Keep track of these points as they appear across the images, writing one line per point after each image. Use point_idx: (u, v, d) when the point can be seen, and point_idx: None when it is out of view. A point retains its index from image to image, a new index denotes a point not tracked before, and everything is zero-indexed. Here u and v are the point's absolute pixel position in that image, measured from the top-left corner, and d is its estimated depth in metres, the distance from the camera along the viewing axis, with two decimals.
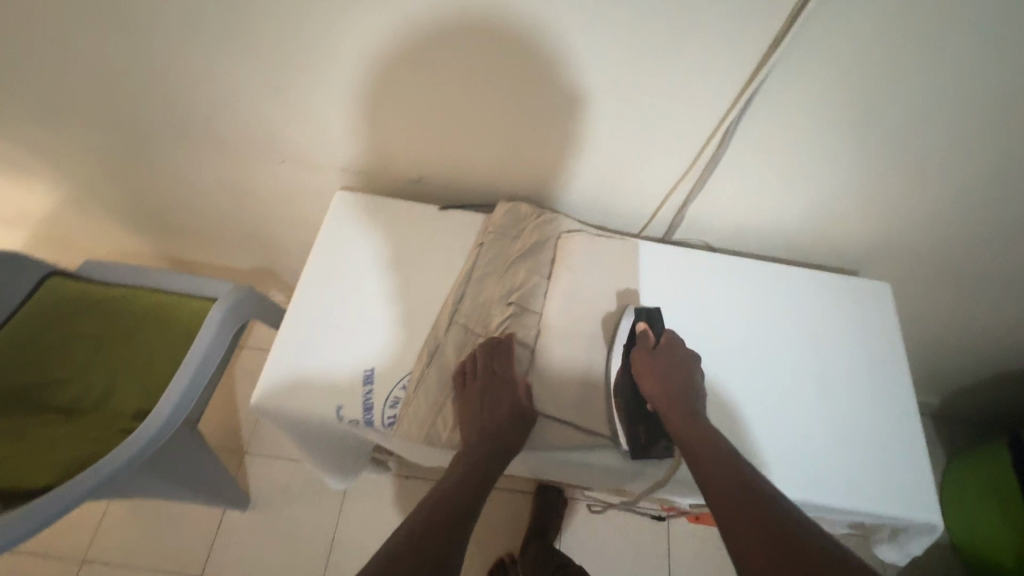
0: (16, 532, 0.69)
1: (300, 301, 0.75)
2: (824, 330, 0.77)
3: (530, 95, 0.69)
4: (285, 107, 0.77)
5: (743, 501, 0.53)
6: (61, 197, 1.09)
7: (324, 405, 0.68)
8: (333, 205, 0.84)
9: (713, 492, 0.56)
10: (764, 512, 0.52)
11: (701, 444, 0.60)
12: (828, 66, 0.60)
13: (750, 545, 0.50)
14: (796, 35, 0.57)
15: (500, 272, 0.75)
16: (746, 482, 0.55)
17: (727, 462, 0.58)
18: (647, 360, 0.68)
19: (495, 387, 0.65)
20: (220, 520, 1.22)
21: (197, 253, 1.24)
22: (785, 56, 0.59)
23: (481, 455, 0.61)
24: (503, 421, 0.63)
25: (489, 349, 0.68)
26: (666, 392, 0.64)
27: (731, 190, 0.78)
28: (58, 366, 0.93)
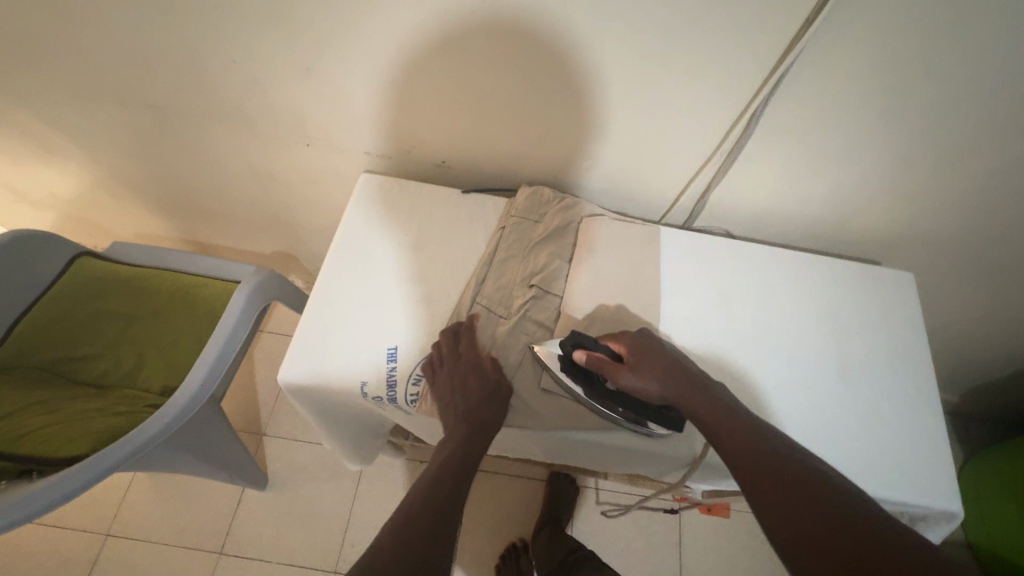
0: (54, 496, 0.71)
1: (325, 281, 0.76)
2: (846, 320, 0.77)
3: (548, 79, 0.69)
4: (312, 91, 0.78)
5: (758, 456, 0.54)
6: (90, 179, 1.11)
7: (347, 382, 0.69)
8: (357, 190, 0.86)
9: (727, 448, 0.56)
10: (780, 467, 0.52)
11: (707, 403, 0.59)
12: (864, 48, 0.58)
13: (769, 501, 0.50)
14: (831, 19, 0.56)
15: (515, 256, 0.75)
16: (758, 437, 0.56)
17: (738, 418, 0.58)
18: (631, 377, 0.62)
19: (461, 368, 0.65)
20: (240, 498, 1.25)
21: (220, 236, 1.26)
22: (818, 40, 0.58)
23: (459, 436, 0.62)
24: (476, 399, 0.64)
25: (451, 335, 0.69)
26: (671, 388, 0.61)
27: (755, 177, 0.78)
28: (87, 342, 0.95)
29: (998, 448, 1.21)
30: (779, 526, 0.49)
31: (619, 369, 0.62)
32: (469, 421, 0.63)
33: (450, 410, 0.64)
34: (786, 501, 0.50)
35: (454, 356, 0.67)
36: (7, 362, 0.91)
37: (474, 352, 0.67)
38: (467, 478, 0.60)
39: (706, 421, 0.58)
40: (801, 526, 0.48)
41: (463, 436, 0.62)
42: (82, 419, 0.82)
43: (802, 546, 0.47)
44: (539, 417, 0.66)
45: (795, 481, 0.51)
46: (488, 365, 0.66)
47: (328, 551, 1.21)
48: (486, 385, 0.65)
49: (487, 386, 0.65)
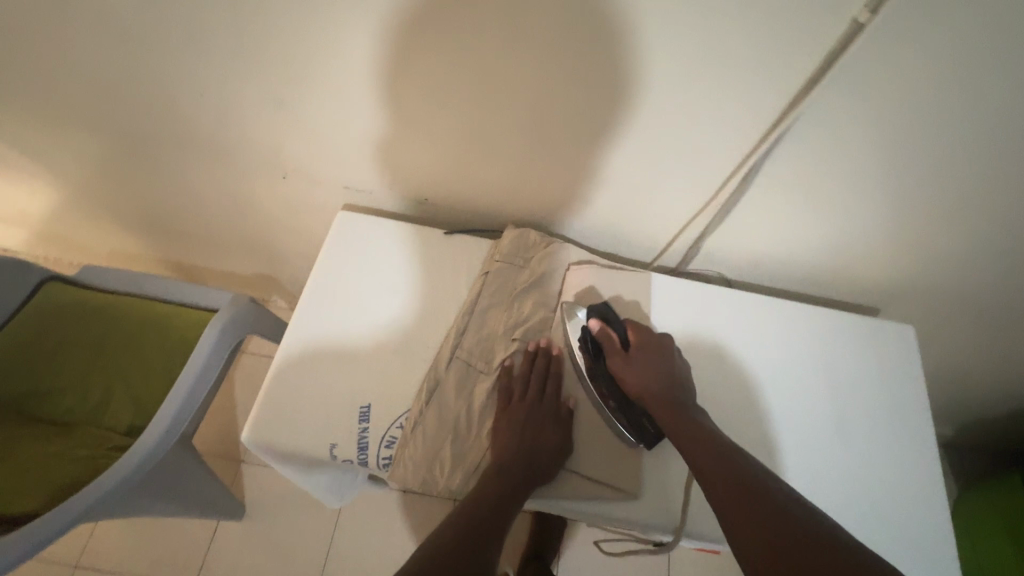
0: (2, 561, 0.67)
1: (297, 326, 0.72)
2: (835, 380, 0.75)
3: (533, 123, 0.66)
4: (289, 124, 0.75)
5: (735, 481, 0.51)
6: (62, 199, 1.07)
7: (317, 442, 0.65)
8: (333, 228, 0.80)
9: (702, 470, 0.53)
10: (760, 494, 0.49)
11: (682, 418, 0.58)
12: (869, 107, 0.55)
13: (745, 523, 0.47)
14: (834, 80, 0.53)
15: (512, 301, 0.71)
16: (737, 460, 0.53)
17: (716, 441, 0.55)
18: (627, 366, 0.62)
19: (542, 410, 0.62)
20: (215, 529, 1.21)
21: (198, 259, 1.22)
22: (818, 101, 0.55)
23: (514, 472, 0.57)
24: (547, 440, 0.60)
25: (542, 371, 0.65)
26: (656, 393, 0.60)
27: (752, 227, 0.74)
28: (49, 376, 0.90)
29: (988, 487, 1.19)
30: (754, 550, 0.45)
31: (614, 355, 0.63)
32: (531, 462, 0.58)
33: (508, 448, 0.59)
34: (760, 526, 0.46)
35: (536, 392, 0.63)
36: None
37: (554, 397, 0.64)
38: (510, 513, 0.55)
39: (684, 444, 0.56)
40: (775, 550, 0.44)
41: (514, 475, 0.57)
42: (39, 468, 0.78)
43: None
44: None
45: (772, 505, 0.48)
46: (564, 415, 0.63)
47: None
48: (558, 432, 0.61)
49: (559, 437, 0.61)
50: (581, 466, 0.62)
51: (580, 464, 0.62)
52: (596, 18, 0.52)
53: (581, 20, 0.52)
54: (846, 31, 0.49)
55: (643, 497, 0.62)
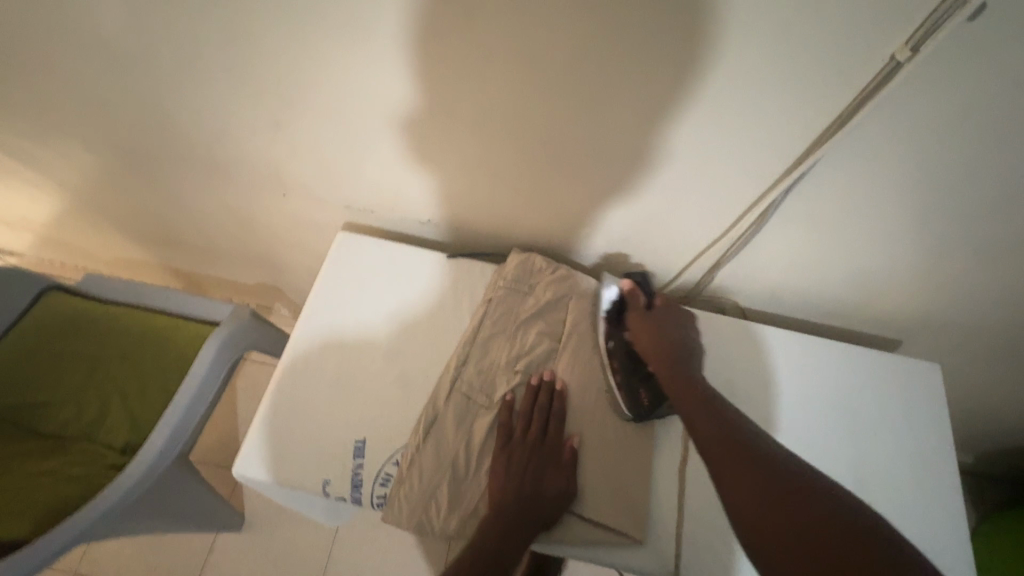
0: None
1: (295, 349, 0.70)
2: (846, 424, 0.72)
3: (542, 147, 0.63)
4: (291, 142, 0.73)
5: (734, 442, 0.50)
6: (67, 207, 1.06)
7: (310, 477, 0.63)
8: (333, 248, 0.77)
9: (697, 429, 0.53)
10: (758, 460, 0.48)
11: (683, 378, 0.59)
12: (904, 144, 0.51)
13: (738, 484, 0.47)
14: (867, 117, 0.49)
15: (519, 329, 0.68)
16: (735, 424, 0.52)
17: (712, 402, 0.55)
18: (642, 324, 0.64)
19: (541, 452, 0.60)
20: (213, 540, 1.20)
21: (201, 268, 1.21)
22: (847, 137, 0.52)
23: (511, 520, 0.55)
24: (546, 483, 0.58)
25: (544, 409, 0.62)
26: (662, 353, 0.61)
27: (770, 258, 0.71)
28: (48, 390, 0.89)
29: (1002, 518, 1.16)
30: (748, 512, 0.45)
31: (635, 312, 0.66)
32: (530, 507, 0.56)
33: (506, 497, 0.57)
34: (753, 486, 0.47)
35: (538, 434, 0.61)
36: None
37: (557, 439, 0.61)
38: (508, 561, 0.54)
39: (683, 402, 0.57)
40: (773, 519, 0.44)
41: (513, 520, 0.55)
42: (29, 489, 0.77)
43: (774, 532, 0.43)
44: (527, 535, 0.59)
45: (771, 470, 0.47)
46: (566, 460, 0.60)
47: None
48: (559, 479, 0.59)
49: (561, 485, 0.58)
50: (584, 509, 0.59)
51: (585, 506, 0.59)
52: (613, 50, 0.49)
53: (594, 49, 0.49)
54: (882, 68, 0.46)
55: (648, 545, 0.59)
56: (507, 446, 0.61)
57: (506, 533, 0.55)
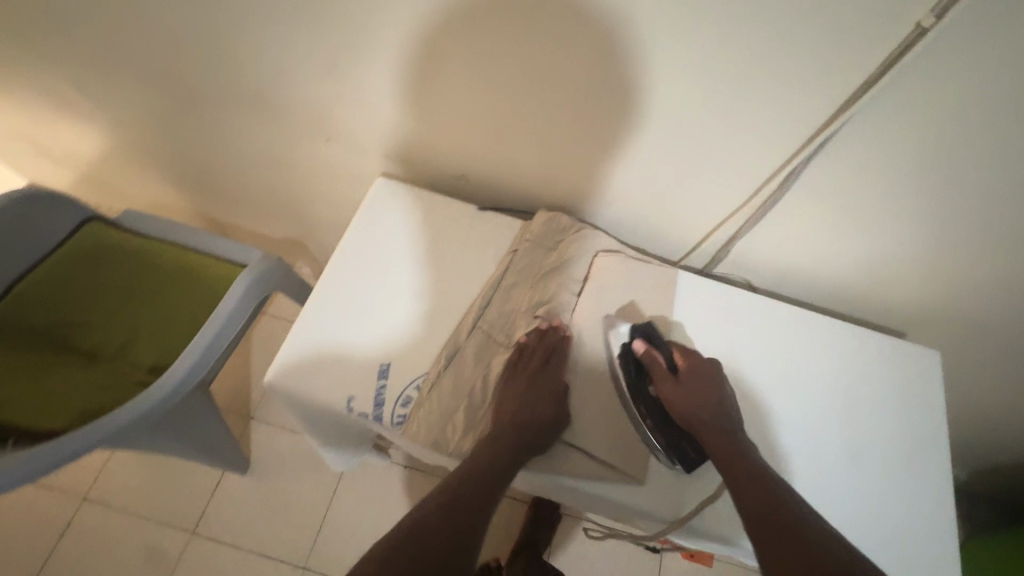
0: (25, 471, 0.71)
1: (328, 280, 0.72)
2: (856, 394, 0.72)
3: (576, 107, 0.66)
4: (336, 88, 0.76)
5: (779, 512, 0.50)
6: (111, 144, 1.11)
7: (334, 395, 0.65)
8: (323, 276, 0.73)
9: (746, 501, 0.52)
10: (800, 531, 0.48)
11: (731, 447, 0.57)
12: (922, 116, 0.54)
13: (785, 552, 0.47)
14: (889, 84, 0.52)
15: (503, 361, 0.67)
16: (780, 495, 0.52)
17: (760, 474, 0.55)
18: (673, 387, 0.62)
19: (538, 381, 0.63)
20: (219, 480, 1.24)
21: (231, 216, 1.26)
22: (870, 104, 0.55)
23: (507, 445, 0.59)
24: (545, 413, 0.61)
25: (547, 348, 0.66)
26: (704, 419, 0.60)
27: (784, 234, 0.73)
28: (84, 310, 0.93)
29: (999, 533, 1.17)
30: None
31: (663, 378, 0.63)
32: (523, 431, 0.60)
33: (506, 425, 0.61)
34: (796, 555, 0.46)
35: (536, 365, 0.65)
36: (7, 321, 0.90)
37: (557, 370, 0.65)
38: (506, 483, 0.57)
39: (730, 471, 0.55)
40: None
41: (511, 445, 0.59)
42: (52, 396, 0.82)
43: None
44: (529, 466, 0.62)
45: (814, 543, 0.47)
46: (559, 389, 0.64)
47: (302, 544, 1.20)
48: (552, 407, 0.62)
49: (552, 411, 0.62)
50: (591, 448, 0.63)
51: (589, 445, 0.63)
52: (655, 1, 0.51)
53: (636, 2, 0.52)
54: (908, 34, 0.49)
55: (648, 485, 0.62)
56: (513, 376, 0.65)
57: (502, 465, 0.57)
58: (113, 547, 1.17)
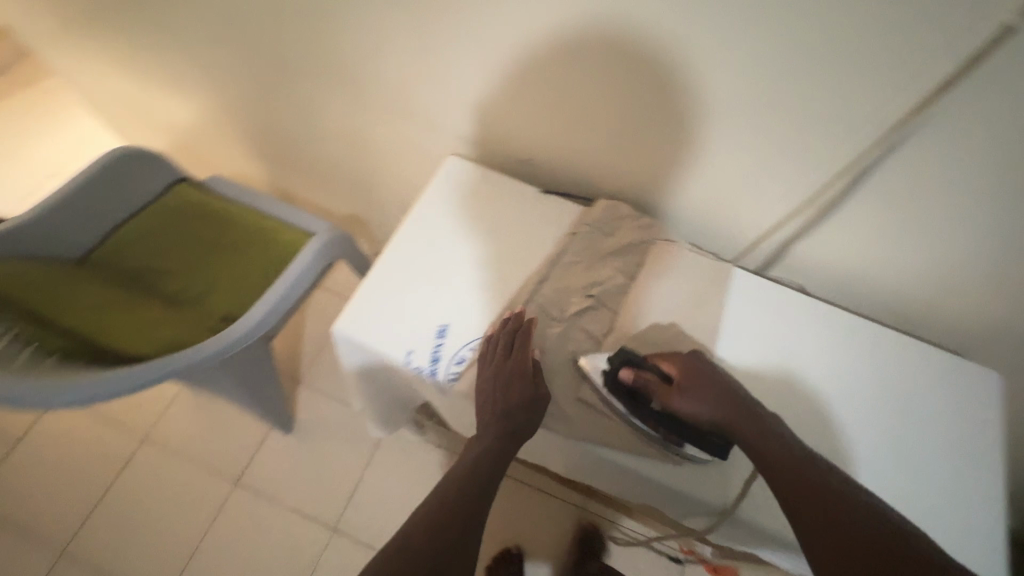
0: (119, 386, 0.73)
1: (398, 241, 0.75)
2: (913, 403, 0.69)
3: (640, 93, 0.68)
4: (418, 68, 0.82)
5: (814, 487, 0.52)
6: (207, 113, 1.21)
7: (393, 347, 0.67)
8: (368, 277, 0.72)
9: (777, 478, 0.54)
10: (837, 506, 0.50)
11: (754, 427, 0.58)
12: (1001, 122, 0.53)
13: (825, 532, 0.49)
14: (968, 86, 0.52)
15: (484, 390, 0.64)
16: (809, 466, 0.54)
17: (788, 448, 0.56)
18: (680, 399, 0.61)
19: (506, 372, 0.64)
20: (264, 436, 1.32)
21: (302, 188, 1.34)
22: (946, 107, 0.54)
23: (490, 440, 0.62)
24: (516, 401, 0.63)
25: (510, 334, 0.66)
26: (722, 415, 0.60)
27: (844, 240, 0.73)
28: (169, 260, 1.02)
29: None
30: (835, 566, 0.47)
31: (665, 392, 0.62)
32: (502, 423, 0.62)
33: (491, 423, 0.63)
34: (838, 535, 0.48)
35: (500, 357, 0.65)
36: (106, 263, 1.00)
37: (521, 355, 0.65)
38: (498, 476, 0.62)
39: (757, 451, 0.56)
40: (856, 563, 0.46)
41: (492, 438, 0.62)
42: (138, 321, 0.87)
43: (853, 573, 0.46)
44: (573, 428, 0.65)
45: (853, 520, 0.49)
46: (531, 369, 0.65)
47: (333, 507, 1.25)
48: (529, 390, 0.63)
49: (528, 393, 0.63)
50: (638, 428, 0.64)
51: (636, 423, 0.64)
52: None
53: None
54: (991, 36, 0.49)
55: (687, 468, 0.63)
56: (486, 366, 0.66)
57: (492, 464, 0.61)
58: (166, 486, 1.26)
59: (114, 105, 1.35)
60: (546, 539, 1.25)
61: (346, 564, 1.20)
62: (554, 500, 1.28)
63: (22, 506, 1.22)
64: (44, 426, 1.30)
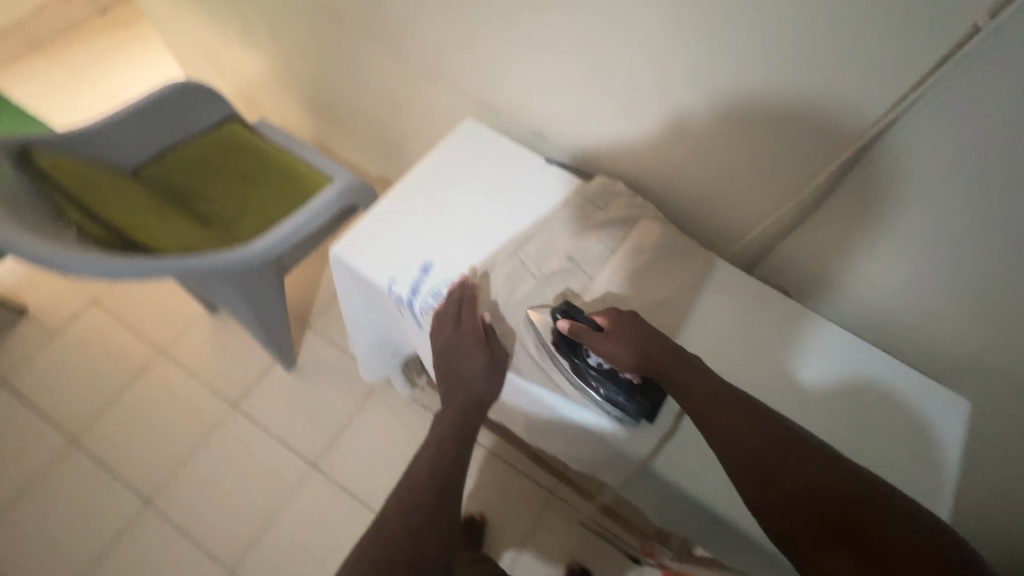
0: (138, 269, 0.82)
1: (407, 184, 0.81)
2: (876, 412, 0.69)
3: (647, 66, 0.73)
4: (453, 32, 0.89)
5: (737, 415, 0.56)
6: (267, 63, 1.33)
7: (379, 273, 0.73)
8: (373, 209, 0.79)
9: (704, 414, 0.57)
10: (761, 430, 0.55)
11: (682, 373, 0.60)
12: (973, 125, 0.55)
13: (750, 453, 0.54)
14: (942, 81, 0.54)
15: (442, 362, 0.70)
16: (732, 398, 0.57)
17: (710, 388, 0.58)
18: (608, 347, 0.63)
19: (459, 341, 0.68)
20: (268, 367, 1.40)
21: (342, 143, 1.44)
22: (923, 106, 0.56)
23: (456, 415, 0.70)
24: (474, 371, 0.68)
25: (456, 303, 0.69)
26: (649, 361, 0.61)
27: (824, 241, 0.75)
28: (210, 185, 1.12)
29: None
30: (757, 479, 0.53)
31: (597, 343, 0.63)
32: (463, 398, 0.69)
33: (454, 399, 0.70)
34: (762, 455, 0.53)
35: (451, 326, 0.68)
36: (155, 178, 1.11)
37: (471, 321, 0.68)
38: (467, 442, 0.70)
39: (683, 392, 0.59)
40: (779, 478, 0.52)
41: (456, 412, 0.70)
42: (168, 226, 0.96)
43: (777, 486, 0.51)
44: (523, 371, 0.69)
45: (775, 440, 0.54)
46: (482, 333, 0.68)
47: (319, 442, 1.32)
48: (484, 357, 0.68)
49: (484, 361, 0.68)
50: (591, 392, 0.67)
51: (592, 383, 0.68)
52: None
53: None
54: (964, 34, 0.51)
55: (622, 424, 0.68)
56: (440, 335, 0.69)
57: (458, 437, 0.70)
58: (172, 397, 1.36)
59: (188, 48, 1.49)
60: (511, 510, 1.28)
61: (318, 498, 1.26)
62: (524, 478, 1.31)
63: (47, 390, 1.35)
64: (79, 324, 1.43)
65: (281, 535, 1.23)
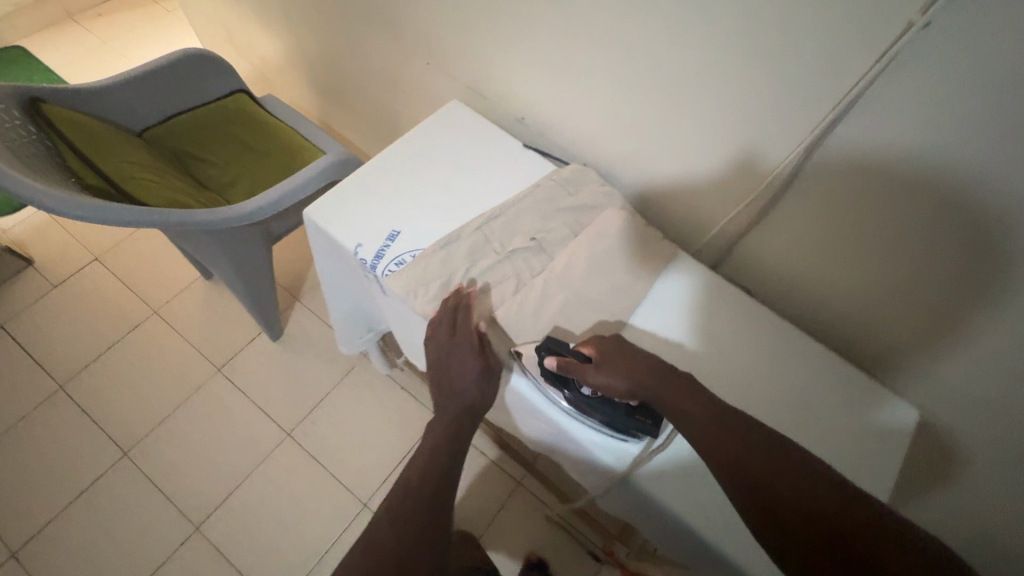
0: (128, 217, 0.86)
1: (385, 155, 0.84)
2: (822, 411, 0.70)
3: (615, 54, 0.75)
4: (443, 17, 0.93)
5: (725, 425, 0.57)
6: (278, 42, 1.38)
7: (347, 237, 0.76)
8: (350, 177, 0.81)
9: (697, 428, 0.57)
10: (751, 442, 0.55)
11: (673, 391, 0.60)
12: (915, 122, 0.55)
13: (741, 461, 0.54)
14: (884, 75, 0.55)
15: (435, 364, 0.70)
16: (722, 411, 0.58)
17: (697, 403, 0.59)
18: (600, 377, 0.63)
19: (454, 343, 0.68)
20: (255, 336, 1.44)
21: (346, 125, 1.48)
22: (869, 101, 0.57)
23: (448, 420, 0.69)
24: (469, 374, 0.68)
25: (454, 308, 0.70)
26: (641, 386, 0.62)
27: (785, 241, 0.77)
28: (210, 151, 1.16)
29: None
30: (748, 486, 0.53)
31: (587, 377, 0.63)
32: (459, 404, 0.69)
33: (449, 405, 0.70)
34: (750, 464, 0.53)
35: (445, 332, 0.68)
36: (158, 141, 1.16)
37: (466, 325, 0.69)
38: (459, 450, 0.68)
39: (675, 408, 0.59)
40: (770, 486, 0.52)
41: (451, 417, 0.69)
42: (162, 183, 1.00)
43: (767, 495, 0.52)
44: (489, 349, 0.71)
45: (763, 448, 0.54)
46: (475, 337, 0.69)
47: (295, 412, 1.35)
48: (480, 362, 0.68)
49: (480, 365, 0.68)
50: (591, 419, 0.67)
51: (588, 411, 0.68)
52: None
53: None
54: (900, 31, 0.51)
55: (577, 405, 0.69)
56: (436, 338, 0.69)
57: (450, 446, 0.67)
58: (160, 355, 1.40)
59: (208, 24, 1.55)
60: (477, 496, 1.29)
61: (289, 467, 1.29)
62: (494, 467, 1.32)
63: (43, 339, 1.40)
64: (79, 280, 1.49)
65: (249, 498, 1.25)
